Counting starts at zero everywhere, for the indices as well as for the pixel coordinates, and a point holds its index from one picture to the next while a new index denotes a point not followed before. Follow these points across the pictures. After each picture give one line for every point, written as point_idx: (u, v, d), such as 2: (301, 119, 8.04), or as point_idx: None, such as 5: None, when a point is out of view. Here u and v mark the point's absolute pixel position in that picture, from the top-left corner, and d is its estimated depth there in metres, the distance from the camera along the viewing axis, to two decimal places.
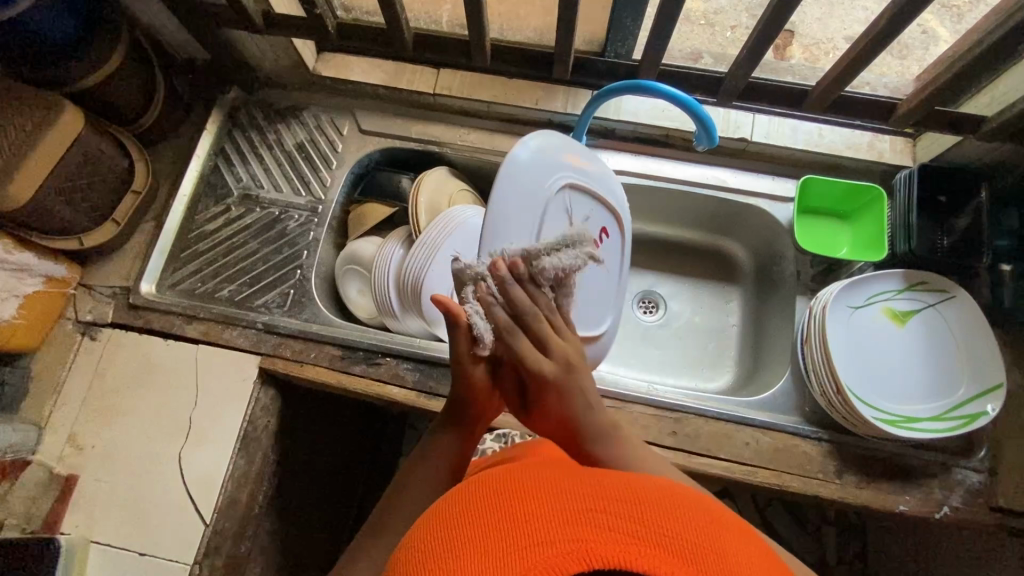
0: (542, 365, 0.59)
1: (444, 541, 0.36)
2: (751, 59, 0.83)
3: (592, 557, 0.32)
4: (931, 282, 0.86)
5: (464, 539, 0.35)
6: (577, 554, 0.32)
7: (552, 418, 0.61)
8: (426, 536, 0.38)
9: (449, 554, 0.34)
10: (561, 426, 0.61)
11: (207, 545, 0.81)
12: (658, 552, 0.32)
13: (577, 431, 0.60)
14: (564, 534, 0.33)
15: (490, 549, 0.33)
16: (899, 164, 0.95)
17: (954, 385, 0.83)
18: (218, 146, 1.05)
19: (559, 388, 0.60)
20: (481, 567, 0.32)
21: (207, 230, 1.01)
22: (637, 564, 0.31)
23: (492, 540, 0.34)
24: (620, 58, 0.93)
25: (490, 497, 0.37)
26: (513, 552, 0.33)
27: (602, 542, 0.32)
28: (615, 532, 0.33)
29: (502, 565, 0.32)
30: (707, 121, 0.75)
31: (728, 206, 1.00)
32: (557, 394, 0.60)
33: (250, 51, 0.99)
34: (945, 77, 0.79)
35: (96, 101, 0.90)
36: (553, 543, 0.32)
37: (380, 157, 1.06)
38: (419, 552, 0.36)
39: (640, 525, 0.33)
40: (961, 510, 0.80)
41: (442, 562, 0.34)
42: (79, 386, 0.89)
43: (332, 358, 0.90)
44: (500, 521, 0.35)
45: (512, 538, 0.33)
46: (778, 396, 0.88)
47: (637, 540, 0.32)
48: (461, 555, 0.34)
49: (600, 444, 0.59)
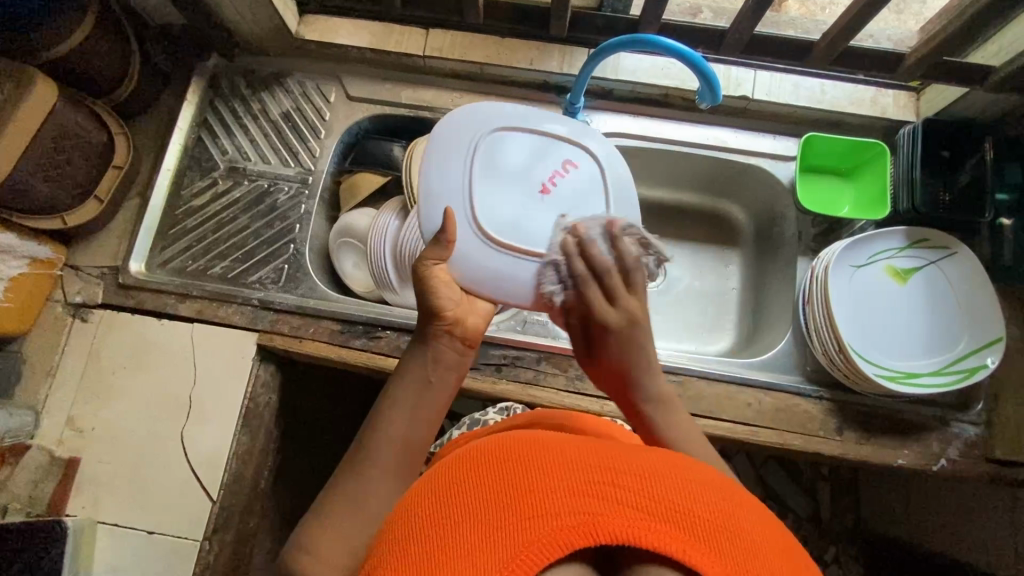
0: (609, 319, 0.58)
1: (445, 508, 0.35)
2: (756, 11, 0.80)
3: (598, 531, 0.32)
4: (933, 238, 0.85)
5: (466, 511, 0.34)
6: (583, 527, 0.32)
7: (608, 369, 0.60)
8: (422, 505, 0.37)
9: (449, 525, 0.34)
10: (616, 377, 0.60)
11: (215, 522, 0.82)
12: (665, 526, 0.32)
13: (629, 381, 0.59)
14: (570, 506, 0.33)
15: (491, 518, 0.33)
16: (902, 120, 0.93)
17: (954, 340, 0.83)
18: (201, 117, 1.01)
19: (622, 342, 0.58)
20: (483, 538, 0.32)
21: (194, 205, 0.98)
22: (644, 540, 0.32)
23: (493, 509, 0.34)
24: (618, 14, 0.90)
25: (489, 467, 0.37)
26: (516, 522, 0.32)
27: (608, 516, 0.32)
28: (622, 506, 0.33)
29: (506, 537, 0.32)
30: (712, 77, 0.72)
31: (729, 166, 0.98)
32: (620, 349, 0.58)
33: (228, 15, 0.93)
34: (953, 26, 0.77)
35: (70, 73, 0.85)
36: (559, 515, 0.32)
37: (370, 125, 1.02)
38: (416, 521, 0.36)
39: (646, 499, 0.33)
40: (958, 462, 0.82)
41: (443, 527, 0.34)
42: (74, 369, 0.87)
43: (332, 332, 0.89)
44: (501, 490, 0.35)
45: (517, 508, 0.33)
46: (779, 355, 0.89)
47: (645, 513, 0.33)
48: (461, 523, 0.34)
49: (654, 411, 0.58)
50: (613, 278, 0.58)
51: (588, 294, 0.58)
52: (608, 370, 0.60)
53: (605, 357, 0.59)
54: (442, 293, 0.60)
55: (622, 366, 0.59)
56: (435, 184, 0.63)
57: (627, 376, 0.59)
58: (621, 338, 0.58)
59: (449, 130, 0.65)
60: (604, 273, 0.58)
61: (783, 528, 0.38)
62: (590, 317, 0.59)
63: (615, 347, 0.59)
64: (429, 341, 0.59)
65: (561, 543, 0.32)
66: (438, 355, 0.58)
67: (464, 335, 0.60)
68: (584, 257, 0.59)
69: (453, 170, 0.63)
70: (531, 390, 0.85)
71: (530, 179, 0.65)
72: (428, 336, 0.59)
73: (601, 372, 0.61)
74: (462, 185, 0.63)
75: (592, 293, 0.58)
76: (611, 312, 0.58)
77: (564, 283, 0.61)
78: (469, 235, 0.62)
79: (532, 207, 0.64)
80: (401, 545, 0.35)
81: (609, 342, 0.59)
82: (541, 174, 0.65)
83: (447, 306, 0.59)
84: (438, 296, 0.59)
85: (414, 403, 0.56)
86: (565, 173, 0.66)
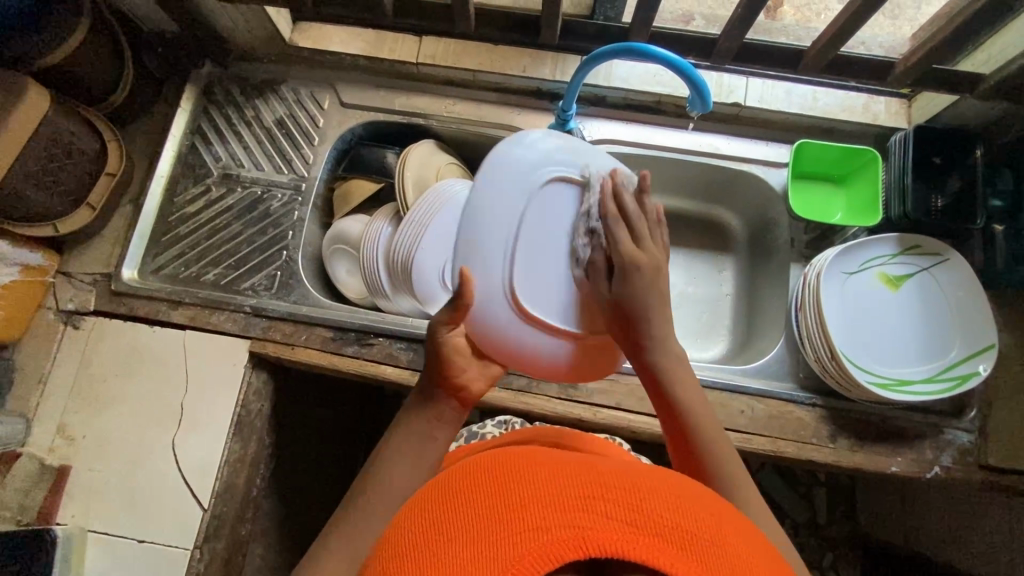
0: (636, 256, 0.61)
1: (436, 526, 0.35)
2: (745, 19, 0.80)
3: (588, 546, 0.31)
4: (925, 245, 0.85)
5: (460, 527, 0.34)
6: (573, 541, 0.31)
7: (623, 312, 0.61)
8: (413, 522, 0.37)
9: (442, 541, 0.34)
10: (626, 322, 0.62)
11: (206, 530, 0.81)
12: (655, 540, 0.32)
13: (643, 325, 0.61)
14: (560, 520, 0.32)
15: (483, 534, 0.33)
16: (894, 126, 0.94)
17: (946, 347, 0.83)
18: (195, 124, 1.01)
19: (645, 284, 0.61)
20: (475, 553, 0.32)
21: (187, 212, 0.98)
22: (634, 555, 0.31)
23: (484, 525, 0.33)
24: (610, 22, 0.89)
25: (481, 482, 0.36)
26: (506, 537, 0.32)
27: (598, 530, 0.32)
28: (611, 520, 0.32)
29: (497, 553, 0.32)
30: (702, 85, 0.72)
31: (722, 173, 0.98)
32: (642, 291, 0.61)
33: (221, 21, 0.93)
34: (942, 34, 0.77)
35: (62, 80, 0.85)
36: (550, 529, 0.32)
37: (363, 131, 1.02)
38: (406, 542, 0.36)
39: (638, 514, 0.33)
40: (951, 469, 0.81)
41: (437, 543, 0.34)
42: (65, 377, 0.87)
43: (324, 340, 0.89)
44: (493, 507, 0.34)
45: (508, 525, 0.33)
46: (772, 362, 0.89)
47: (633, 527, 0.32)
48: (453, 540, 0.33)
49: (657, 356, 0.62)
50: (637, 218, 0.63)
51: (616, 232, 0.62)
52: (618, 315, 0.62)
53: (624, 294, 0.61)
54: (454, 360, 0.62)
55: (639, 302, 0.61)
56: (478, 219, 0.62)
57: (640, 315, 0.61)
58: (644, 271, 0.61)
59: (502, 166, 0.63)
60: (631, 212, 0.63)
61: (774, 551, 0.38)
62: (619, 255, 0.61)
63: (639, 283, 0.61)
64: (432, 399, 0.62)
65: (550, 558, 0.31)
66: (442, 411, 0.62)
67: (467, 396, 0.63)
68: (614, 202, 0.64)
69: (499, 211, 0.62)
70: (524, 396, 0.84)
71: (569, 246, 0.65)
72: (435, 397, 0.62)
73: (615, 317, 0.62)
74: (508, 229, 0.62)
75: (621, 229, 0.62)
76: (634, 253, 0.61)
77: (595, 234, 0.64)
78: (498, 277, 0.62)
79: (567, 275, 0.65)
80: (393, 563, 0.35)
81: (628, 279, 0.61)
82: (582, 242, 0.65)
83: (457, 373, 0.62)
84: (450, 364, 0.62)
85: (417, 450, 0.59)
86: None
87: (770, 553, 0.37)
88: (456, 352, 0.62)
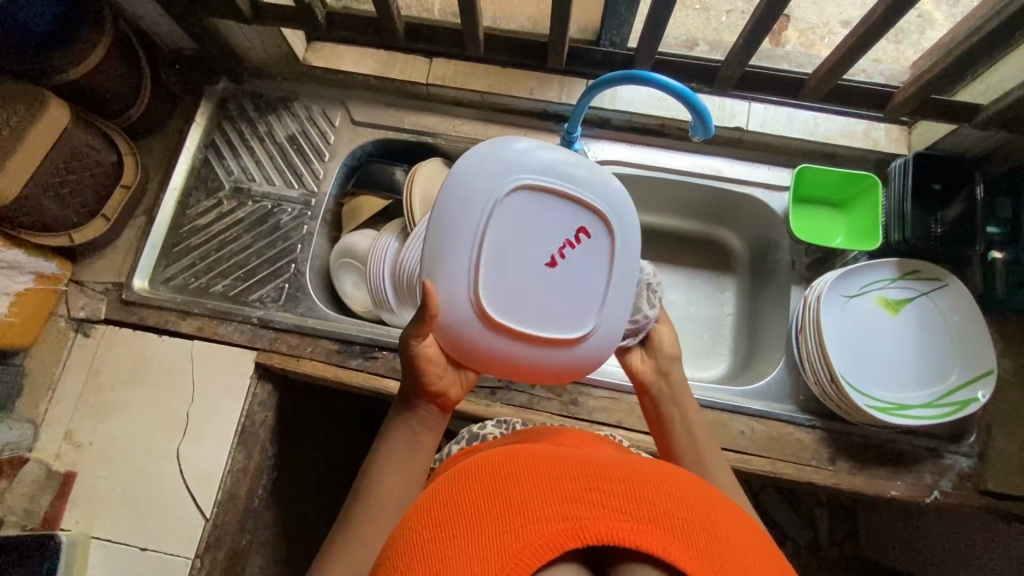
0: None
1: (439, 522, 0.36)
2: (748, 48, 0.82)
3: (586, 533, 0.32)
4: (924, 270, 0.86)
5: (461, 521, 0.35)
6: (571, 530, 0.33)
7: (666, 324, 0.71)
8: (414, 523, 0.38)
9: (443, 537, 0.35)
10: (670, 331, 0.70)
11: (207, 539, 0.82)
12: (648, 526, 0.33)
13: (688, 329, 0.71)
14: (558, 511, 0.33)
15: (482, 529, 0.34)
16: (894, 153, 0.95)
17: (945, 372, 0.84)
18: (208, 139, 1.04)
19: None
20: (475, 542, 0.33)
21: (199, 224, 1.00)
22: (629, 540, 0.32)
23: (484, 519, 0.34)
24: (615, 47, 0.92)
25: (480, 479, 0.38)
26: (506, 528, 0.33)
27: (594, 519, 0.33)
28: (606, 509, 0.33)
29: (497, 544, 0.33)
30: (703, 111, 0.74)
31: (724, 195, 1.00)
32: None
33: (238, 41, 0.97)
34: (939, 66, 0.79)
35: (82, 95, 0.88)
36: (547, 520, 0.33)
37: (373, 148, 1.04)
38: (408, 540, 0.37)
39: (631, 503, 0.34)
40: (951, 493, 0.81)
41: (439, 541, 0.35)
42: (75, 383, 0.88)
43: (329, 352, 0.90)
44: (491, 502, 0.35)
45: (507, 516, 0.34)
46: (772, 384, 0.89)
47: (627, 517, 0.33)
48: (454, 534, 0.34)
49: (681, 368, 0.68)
50: None
51: None
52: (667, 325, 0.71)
53: None
54: (428, 370, 0.61)
55: None
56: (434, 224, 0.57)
57: None
58: None
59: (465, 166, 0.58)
60: None
61: (768, 540, 0.39)
62: None
63: None
64: (414, 408, 0.62)
65: (549, 546, 0.32)
66: (424, 416, 0.63)
67: (446, 402, 0.63)
68: None
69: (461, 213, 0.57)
70: (524, 413, 0.85)
71: (537, 250, 0.58)
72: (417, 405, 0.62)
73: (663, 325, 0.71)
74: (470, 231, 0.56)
75: None
76: None
77: None
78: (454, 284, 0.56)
79: (534, 282, 0.58)
80: (396, 562, 0.36)
81: None
82: (553, 245, 0.59)
83: (435, 381, 0.62)
84: (425, 373, 0.61)
85: (409, 457, 0.61)
86: (575, 243, 0.59)
87: (761, 538, 0.38)
88: (432, 364, 0.61)
